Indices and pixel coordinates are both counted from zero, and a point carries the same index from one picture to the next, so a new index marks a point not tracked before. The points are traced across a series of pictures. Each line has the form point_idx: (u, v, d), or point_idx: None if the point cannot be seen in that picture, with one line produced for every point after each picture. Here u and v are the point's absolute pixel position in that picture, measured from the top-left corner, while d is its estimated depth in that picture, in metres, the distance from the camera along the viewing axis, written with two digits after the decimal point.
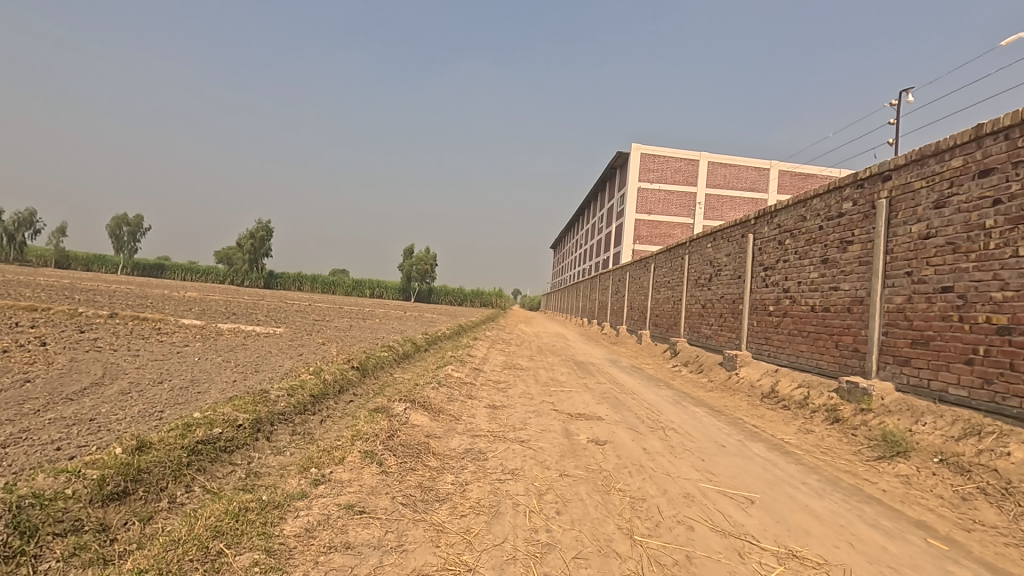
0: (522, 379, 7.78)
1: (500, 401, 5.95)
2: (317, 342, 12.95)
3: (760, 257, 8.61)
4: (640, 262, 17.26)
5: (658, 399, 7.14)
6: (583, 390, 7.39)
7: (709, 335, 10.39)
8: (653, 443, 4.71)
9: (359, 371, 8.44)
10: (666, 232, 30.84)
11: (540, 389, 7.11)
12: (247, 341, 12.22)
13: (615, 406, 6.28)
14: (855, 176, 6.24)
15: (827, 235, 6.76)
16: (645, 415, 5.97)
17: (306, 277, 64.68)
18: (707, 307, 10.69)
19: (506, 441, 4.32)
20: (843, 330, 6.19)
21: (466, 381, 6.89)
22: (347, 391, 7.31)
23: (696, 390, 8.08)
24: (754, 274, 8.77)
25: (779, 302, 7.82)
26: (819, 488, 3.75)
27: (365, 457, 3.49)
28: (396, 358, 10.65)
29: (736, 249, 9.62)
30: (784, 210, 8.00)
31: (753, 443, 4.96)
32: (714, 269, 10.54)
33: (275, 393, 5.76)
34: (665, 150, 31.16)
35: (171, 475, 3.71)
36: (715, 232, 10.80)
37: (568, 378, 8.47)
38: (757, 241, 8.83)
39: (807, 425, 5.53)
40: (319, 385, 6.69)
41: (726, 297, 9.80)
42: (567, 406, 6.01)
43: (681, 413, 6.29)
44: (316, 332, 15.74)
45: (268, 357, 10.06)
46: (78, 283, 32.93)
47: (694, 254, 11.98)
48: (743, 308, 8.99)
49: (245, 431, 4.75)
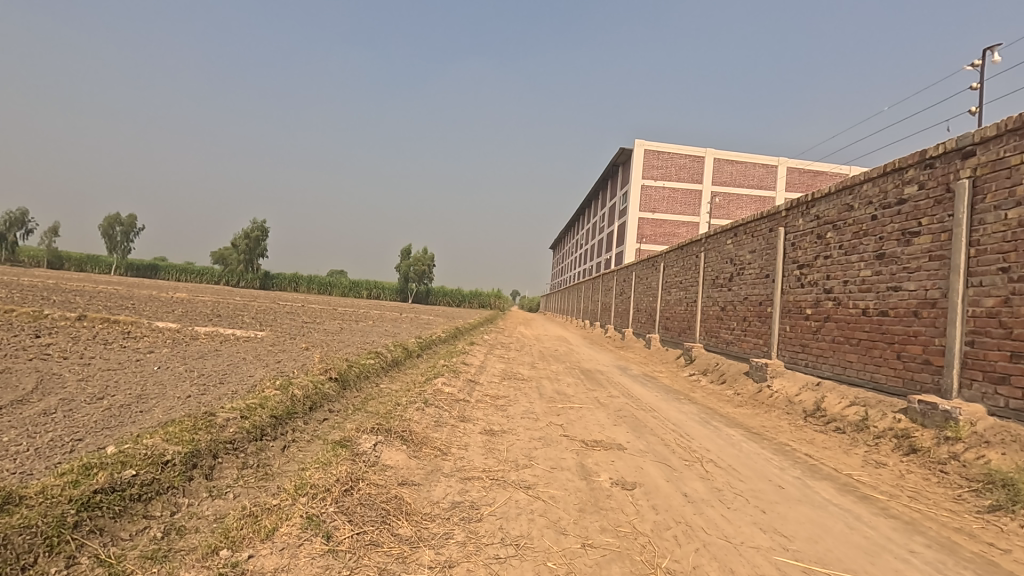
0: (524, 393, 6.77)
1: (499, 425, 4.93)
2: (300, 347, 11.87)
3: (794, 253, 7.60)
4: (647, 262, 16.25)
5: (684, 418, 6.13)
6: (595, 407, 6.37)
7: (730, 340, 9.40)
8: (694, 486, 3.68)
9: (339, 383, 7.43)
10: (670, 231, 29.85)
11: (545, 406, 6.10)
12: (222, 347, 11.13)
13: (636, 429, 5.26)
14: (923, 155, 5.23)
15: (883, 225, 5.75)
16: (674, 441, 4.95)
17: (302, 278, 63.64)
18: (727, 309, 9.70)
19: (507, 489, 3.31)
20: (908, 338, 5.18)
21: (458, 397, 5.88)
22: (320, 409, 6.28)
23: (724, 406, 7.06)
24: (785, 273, 7.77)
25: (820, 304, 6.80)
26: (935, 560, 2.75)
27: (308, 526, 2.46)
28: (384, 366, 9.63)
29: (763, 246, 8.61)
30: (824, 199, 6.99)
31: (817, 483, 3.95)
32: (736, 267, 9.54)
33: (223, 415, 4.72)
34: (667, 147, 30.24)
35: (42, 546, 2.68)
36: (736, 227, 9.80)
37: (576, 391, 7.45)
38: (789, 235, 7.83)
39: (874, 457, 4.51)
40: (284, 402, 5.67)
41: (751, 298, 8.81)
42: (579, 431, 5.00)
43: (714, 437, 5.26)
44: (300, 335, 14.70)
45: (240, 364, 9.05)
46: (64, 283, 31.82)
47: (711, 252, 10.98)
48: (772, 311, 8.00)
49: (172, 471, 3.72)
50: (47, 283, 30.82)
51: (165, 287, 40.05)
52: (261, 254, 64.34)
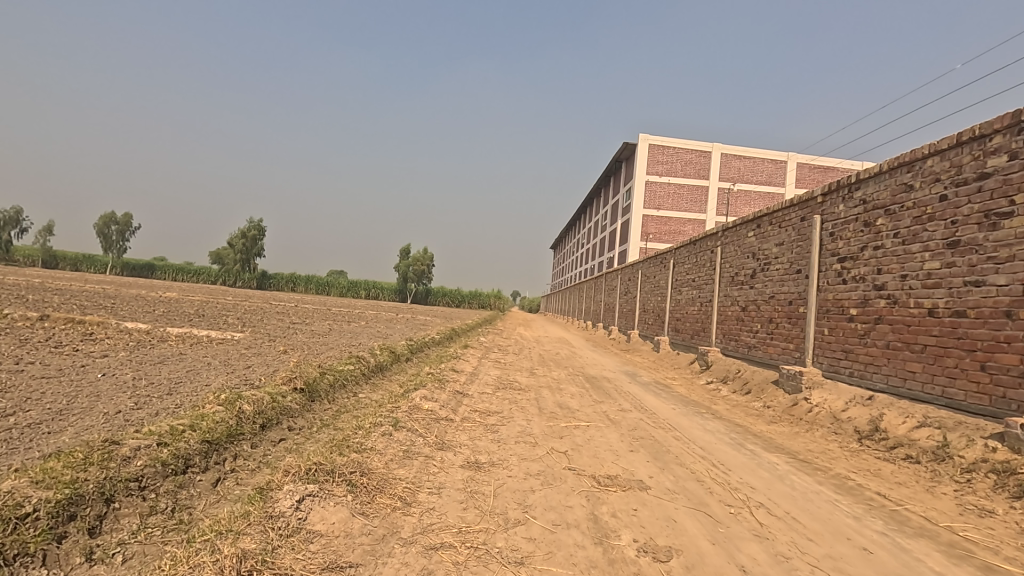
0: (520, 408, 5.75)
1: (486, 455, 3.90)
2: (278, 350, 10.85)
3: (833, 244, 6.57)
4: (655, 259, 15.18)
5: (711, 440, 5.10)
6: (605, 425, 5.33)
7: (754, 344, 8.39)
8: (751, 553, 2.65)
9: (306, 394, 6.38)
10: (675, 229, 28.84)
11: (545, 424, 5.05)
12: (189, 350, 10.10)
13: (658, 459, 4.23)
14: (1017, 116, 4.20)
15: (957, 207, 4.72)
16: (709, 475, 3.91)
17: (300, 278, 62.66)
18: (750, 310, 8.68)
19: (489, 567, 2.27)
20: (998, 346, 4.15)
21: (439, 415, 4.85)
22: (276, 427, 5.25)
23: (755, 423, 6.01)
24: (822, 267, 6.75)
25: (868, 303, 5.77)
26: None
27: None
28: (365, 373, 8.58)
29: (793, 237, 7.58)
30: (872, 180, 5.95)
31: (914, 543, 2.91)
32: (759, 262, 8.51)
33: (132, 443, 3.69)
34: (672, 141, 29.23)
35: None
36: (759, 217, 8.76)
37: (581, 403, 6.41)
38: (827, 224, 6.79)
39: (972, 501, 3.47)
40: (226, 421, 4.62)
41: (779, 297, 7.79)
42: (588, 462, 3.96)
43: (757, 468, 4.22)
44: (281, 337, 13.63)
45: (201, 371, 8.03)
46: (50, 283, 30.75)
47: (729, 246, 9.95)
48: (806, 312, 6.97)
49: (24, 532, 2.67)
50: (30, 282, 29.67)
51: (157, 286, 38.89)
52: (258, 254, 63.38)
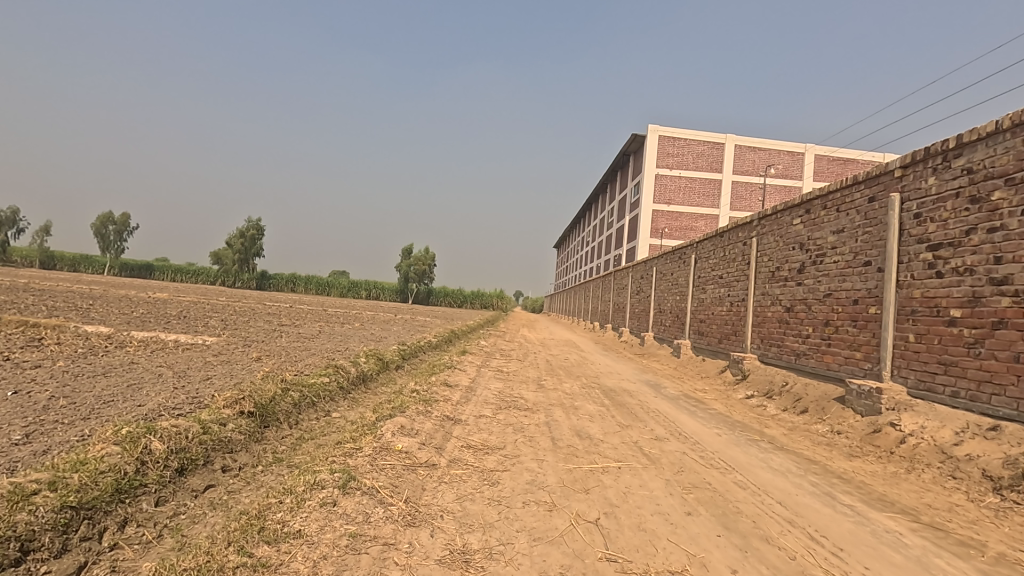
0: (528, 440, 4.41)
1: (479, 536, 2.55)
2: (250, 358, 9.53)
3: (921, 228, 5.22)
4: (672, 254, 13.86)
5: (789, 489, 3.75)
6: (642, 466, 3.99)
7: (805, 352, 7.06)
8: None
9: (256, 419, 5.04)
10: (686, 225, 27.49)
11: (562, 468, 3.73)
12: (146, 359, 8.76)
13: (732, 533, 2.88)
14: None
15: None
16: (819, 564, 2.56)
17: (299, 278, 61.47)
18: (798, 311, 7.35)
19: None
20: None
21: (418, 458, 3.51)
22: (200, 471, 3.90)
23: (831, 456, 4.66)
24: (904, 258, 5.40)
25: (980, 301, 4.41)
26: None
27: None
28: (342, 386, 7.24)
29: (858, 221, 6.24)
30: (982, 142, 4.61)
31: None
32: (811, 253, 7.18)
33: None
34: (683, 133, 27.85)
35: None
36: (808, 201, 7.42)
37: (605, 430, 5.06)
38: (908, 204, 5.44)
39: None
40: (116, 469, 3.30)
41: (838, 295, 6.46)
42: (634, 546, 2.61)
43: (877, 546, 2.86)
44: (260, 341, 12.29)
45: (144, 386, 6.68)
46: (36, 283, 29.60)
47: (767, 237, 8.60)
48: (881, 313, 5.63)
49: None
50: (17, 282, 28.57)
51: (151, 287, 37.94)
52: (257, 254, 62.28)
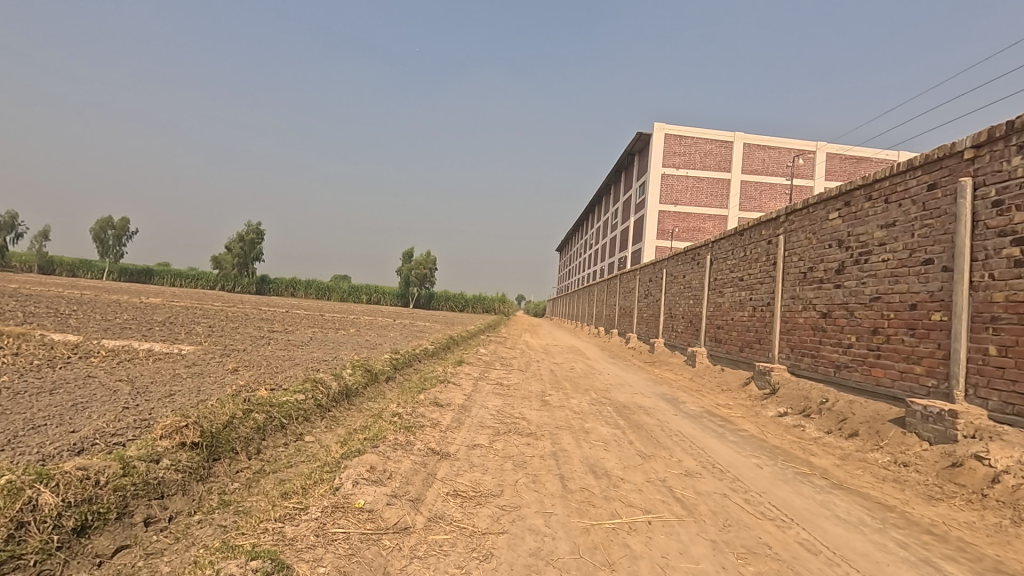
0: (532, 481, 3.53)
1: None
2: (226, 369, 8.66)
3: (1004, 218, 4.32)
4: (683, 254, 12.99)
5: (875, 554, 2.85)
6: (678, 520, 3.10)
7: (847, 364, 6.18)
8: None
9: (203, 452, 4.16)
10: (693, 226, 26.68)
11: (576, 528, 2.85)
12: (107, 371, 7.89)
13: None
14: None
15: None
16: None
17: (299, 282, 60.70)
18: (837, 317, 6.47)
19: None
20: None
21: (383, 521, 2.63)
22: (106, 528, 3.02)
23: (905, 499, 3.77)
24: (981, 254, 4.51)
25: None
26: None
27: None
28: (321, 404, 6.35)
29: (915, 212, 5.35)
30: None
31: None
32: (853, 250, 6.29)
33: None
34: (690, 130, 26.99)
35: None
36: (849, 191, 6.53)
37: (625, 464, 4.18)
38: (985, 191, 4.55)
39: None
40: None
41: (891, 298, 5.57)
42: None
43: None
44: (243, 350, 11.41)
45: (90, 406, 5.80)
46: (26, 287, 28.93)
47: (797, 233, 7.71)
48: (950, 321, 4.74)
49: None
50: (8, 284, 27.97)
51: (145, 290, 37.27)
52: (256, 258, 61.62)
